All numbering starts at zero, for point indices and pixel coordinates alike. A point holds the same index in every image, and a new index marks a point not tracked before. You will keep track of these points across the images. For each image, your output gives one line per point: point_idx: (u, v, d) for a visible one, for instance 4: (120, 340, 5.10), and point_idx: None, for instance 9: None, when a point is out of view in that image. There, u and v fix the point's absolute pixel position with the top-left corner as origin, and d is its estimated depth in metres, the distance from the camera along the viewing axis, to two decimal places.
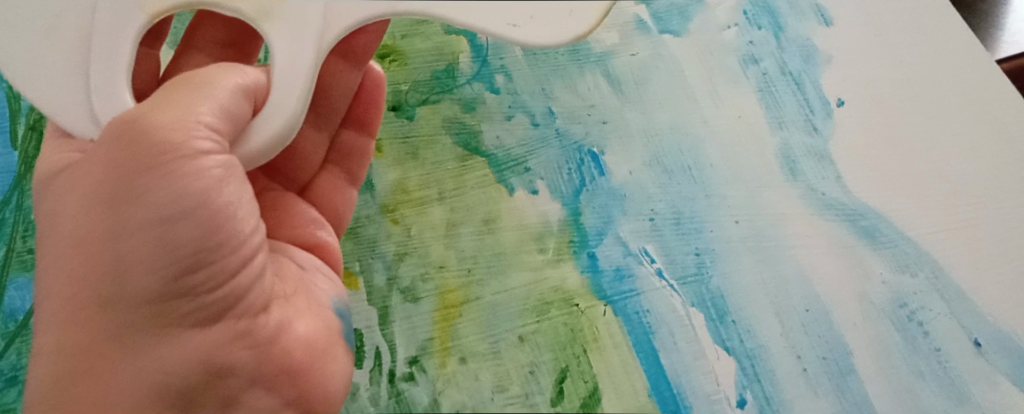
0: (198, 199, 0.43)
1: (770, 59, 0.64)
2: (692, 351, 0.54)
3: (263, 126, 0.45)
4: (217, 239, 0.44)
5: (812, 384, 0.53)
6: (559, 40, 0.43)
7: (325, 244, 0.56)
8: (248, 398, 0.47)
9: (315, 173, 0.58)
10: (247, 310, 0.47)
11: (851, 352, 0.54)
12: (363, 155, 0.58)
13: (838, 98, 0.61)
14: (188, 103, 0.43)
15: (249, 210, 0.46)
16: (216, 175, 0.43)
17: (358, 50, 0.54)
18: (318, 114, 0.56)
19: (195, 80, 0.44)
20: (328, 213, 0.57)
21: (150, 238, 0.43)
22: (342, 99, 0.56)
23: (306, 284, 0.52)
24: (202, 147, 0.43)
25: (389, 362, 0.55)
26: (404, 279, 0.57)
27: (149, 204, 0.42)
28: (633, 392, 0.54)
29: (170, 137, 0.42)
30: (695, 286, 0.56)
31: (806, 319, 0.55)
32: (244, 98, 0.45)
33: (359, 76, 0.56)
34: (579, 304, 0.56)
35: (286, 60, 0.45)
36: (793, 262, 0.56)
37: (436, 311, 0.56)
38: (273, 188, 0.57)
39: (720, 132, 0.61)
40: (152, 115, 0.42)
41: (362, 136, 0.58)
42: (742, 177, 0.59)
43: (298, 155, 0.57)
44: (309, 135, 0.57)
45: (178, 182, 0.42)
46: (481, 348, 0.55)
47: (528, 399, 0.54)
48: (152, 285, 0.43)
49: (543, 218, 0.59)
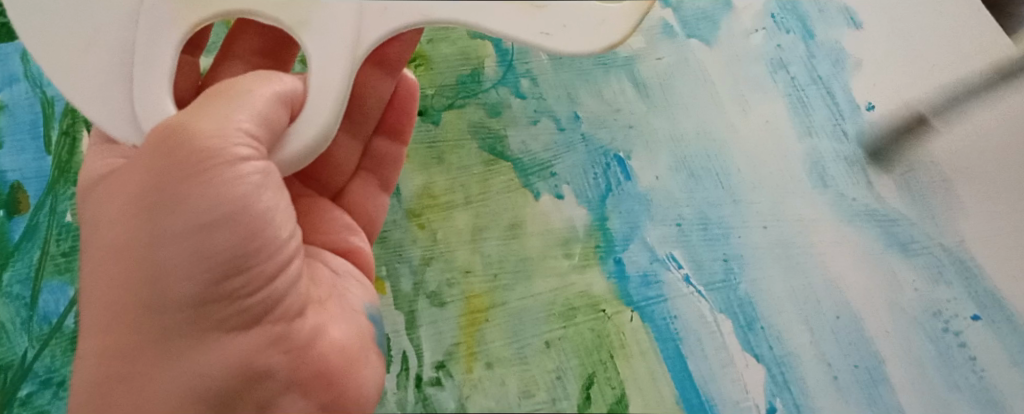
0: (235, 207, 0.43)
1: (798, 64, 0.61)
2: (720, 358, 0.54)
3: (298, 135, 0.45)
4: (256, 246, 0.44)
5: (842, 392, 0.53)
6: (588, 49, 0.43)
7: (359, 249, 0.56)
8: (285, 401, 0.48)
9: (348, 178, 0.57)
10: (283, 315, 0.47)
11: (883, 361, 0.53)
12: (394, 161, 0.57)
13: (868, 102, 0.59)
14: (227, 111, 0.43)
15: (285, 215, 0.46)
16: (254, 181, 0.43)
17: (393, 59, 0.53)
18: (353, 122, 0.55)
19: (232, 88, 0.44)
20: (360, 219, 0.57)
21: (189, 244, 0.43)
22: (376, 106, 0.55)
23: (339, 289, 0.52)
24: (240, 154, 0.43)
25: (417, 366, 0.57)
26: (430, 284, 0.58)
27: (189, 211, 0.42)
28: (661, 400, 0.55)
29: (211, 144, 0.42)
30: (722, 293, 0.55)
31: (836, 326, 0.54)
32: (280, 106, 0.44)
33: (392, 85, 0.54)
34: (605, 310, 0.56)
35: (320, 74, 0.45)
36: (822, 270, 0.55)
37: (463, 316, 0.57)
38: (307, 194, 0.56)
39: (748, 138, 0.60)
40: (194, 123, 0.42)
41: (395, 144, 0.57)
42: (768, 184, 0.58)
43: (333, 161, 0.55)
44: (343, 142, 0.55)
45: (217, 190, 0.42)
46: (507, 353, 0.57)
47: (554, 404, 0.56)
48: (191, 291, 0.44)
49: (569, 223, 0.59)
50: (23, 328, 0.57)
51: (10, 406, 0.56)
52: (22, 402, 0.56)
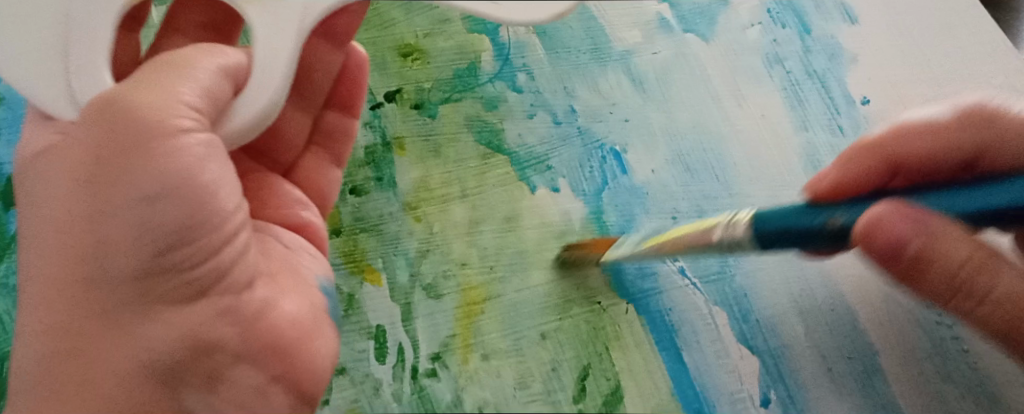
0: (177, 179, 0.43)
1: (795, 58, 0.63)
2: (715, 350, 0.54)
3: (243, 108, 0.45)
4: (199, 218, 0.44)
5: (837, 384, 0.53)
6: (533, 18, 0.40)
7: (311, 224, 0.57)
8: (234, 374, 0.47)
9: (300, 153, 0.59)
10: (230, 287, 0.47)
11: (878, 353, 0.54)
12: (346, 134, 0.59)
13: (864, 96, 0.61)
14: (170, 84, 0.43)
15: (233, 188, 0.46)
16: (197, 153, 0.43)
17: (339, 30, 0.54)
18: (301, 97, 0.58)
19: (177, 61, 0.44)
20: (313, 193, 0.59)
21: (133, 217, 0.43)
22: (323, 80, 0.57)
23: (290, 262, 0.54)
24: (183, 126, 0.43)
25: (413, 357, 0.55)
26: (426, 276, 0.57)
27: (131, 185, 0.43)
28: (656, 392, 0.53)
29: (152, 116, 0.42)
30: (718, 285, 0.56)
31: (830, 317, 0.55)
32: (224, 78, 0.45)
33: (340, 59, 0.56)
34: (600, 302, 0.56)
35: (268, 42, 0.45)
36: (817, 262, 0.57)
37: (459, 308, 0.56)
38: (257, 170, 0.58)
39: (744, 131, 0.61)
40: (133, 95, 0.43)
41: (345, 118, 0.59)
42: (765, 177, 0.59)
43: (283, 136, 0.58)
44: (290, 116, 0.58)
45: (157, 162, 0.42)
46: (502, 345, 0.55)
47: (549, 396, 0.53)
48: (136, 264, 0.44)
49: (565, 216, 0.59)
50: None
51: None
52: None
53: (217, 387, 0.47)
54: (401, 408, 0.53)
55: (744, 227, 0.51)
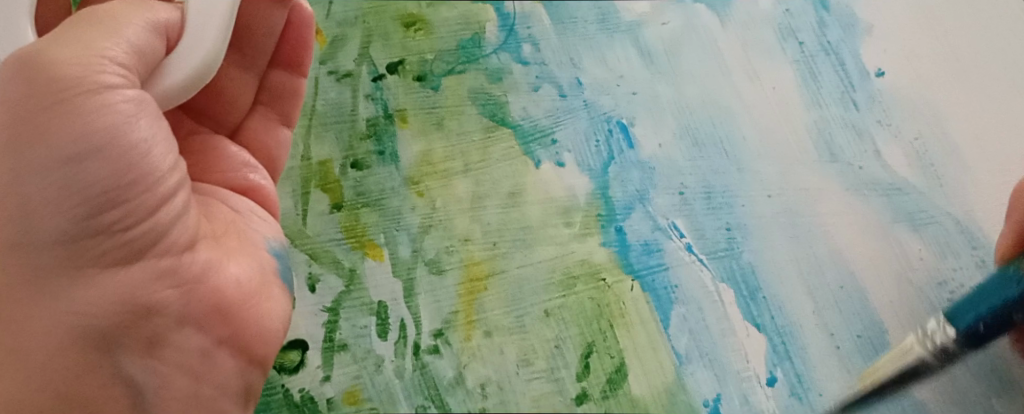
0: (105, 136, 0.39)
1: (809, 31, 0.59)
2: (721, 328, 0.53)
3: (174, 67, 0.42)
4: (132, 177, 0.40)
5: (844, 364, 0.50)
6: None
7: (258, 188, 0.53)
8: (179, 338, 0.44)
9: (245, 114, 0.53)
10: (169, 249, 0.44)
11: (887, 331, 0.50)
12: (294, 96, 0.55)
13: (878, 68, 0.56)
14: (91, 38, 0.39)
15: (166, 146, 0.42)
16: (125, 111, 0.39)
17: None
18: (244, 55, 0.52)
19: (96, 15, 0.40)
20: (261, 157, 0.54)
21: (56, 177, 0.39)
22: (268, 38, 0.51)
23: (238, 225, 0.50)
24: (108, 82, 0.39)
25: (415, 334, 0.56)
26: (428, 251, 0.57)
27: (53, 139, 0.39)
28: (660, 369, 0.53)
29: (73, 72, 0.38)
30: (725, 261, 0.54)
31: (839, 296, 0.51)
32: (156, 38, 0.41)
33: (285, 15, 0.51)
34: (605, 279, 0.56)
35: (200, 8, 0.42)
36: (827, 240, 0.53)
37: (461, 284, 0.57)
38: (200, 132, 0.52)
39: (756, 104, 0.58)
40: (52, 50, 0.38)
41: (292, 77, 0.54)
42: (778, 151, 0.56)
43: (225, 96, 0.52)
44: (235, 76, 0.52)
45: (85, 119, 0.38)
46: (506, 322, 0.56)
47: (553, 373, 0.54)
48: (61, 226, 0.40)
49: (570, 192, 0.58)
50: None
51: None
52: None
53: (160, 353, 0.44)
54: (403, 384, 0.55)
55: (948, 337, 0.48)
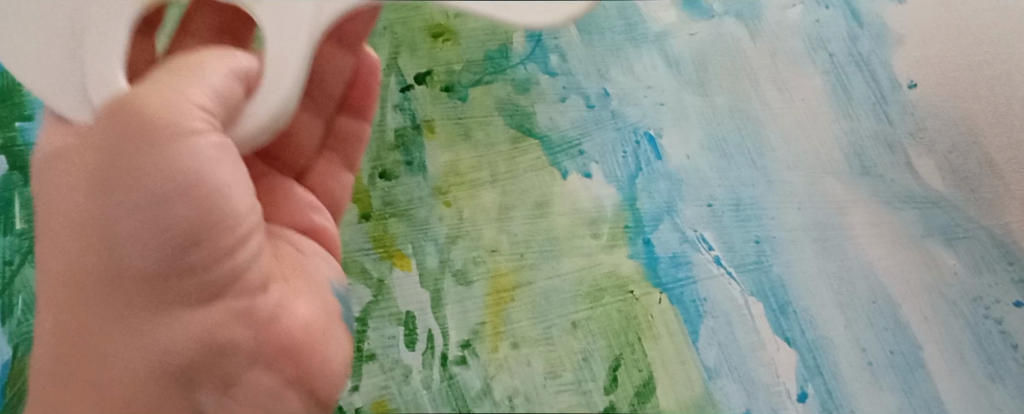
0: (188, 176, 0.39)
1: (839, 41, 0.56)
2: (750, 341, 0.53)
3: (254, 112, 0.41)
4: (211, 221, 0.40)
5: (877, 378, 0.51)
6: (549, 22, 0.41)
7: (321, 229, 0.52)
8: (248, 378, 0.43)
9: (312, 158, 0.52)
10: (245, 290, 0.42)
11: (921, 347, 0.50)
12: (360, 141, 0.53)
13: (910, 80, 0.53)
14: (179, 85, 0.39)
15: (246, 188, 0.41)
16: (209, 155, 0.39)
17: (354, 34, 0.48)
18: (313, 102, 0.50)
19: (187, 63, 0.41)
20: (325, 199, 0.53)
21: (143, 219, 0.39)
22: (337, 86, 0.51)
23: (304, 265, 0.49)
24: (193, 127, 0.39)
25: (442, 345, 0.57)
26: (455, 262, 0.58)
27: (139, 179, 0.39)
28: (688, 382, 0.54)
29: (162, 117, 0.39)
30: (754, 274, 0.54)
31: (872, 311, 0.51)
32: (236, 81, 0.41)
33: (354, 62, 0.50)
34: (633, 292, 0.56)
35: (274, 48, 0.40)
36: (858, 254, 0.52)
37: (488, 295, 0.57)
38: (269, 175, 0.51)
39: (786, 115, 0.55)
40: (144, 97, 0.39)
41: (360, 121, 0.53)
42: (807, 161, 0.54)
43: (293, 141, 0.51)
44: (303, 121, 0.51)
45: (170, 164, 0.39)
46: (533, 333, 0.57)
47: (580, 386, 0.56)
48: (147, 266, 0.40)
49: (596, 203, 0.57)
50: None
51: None
52: None
53: (232, 391, 0.43)
54: (430, 393, 0.57)
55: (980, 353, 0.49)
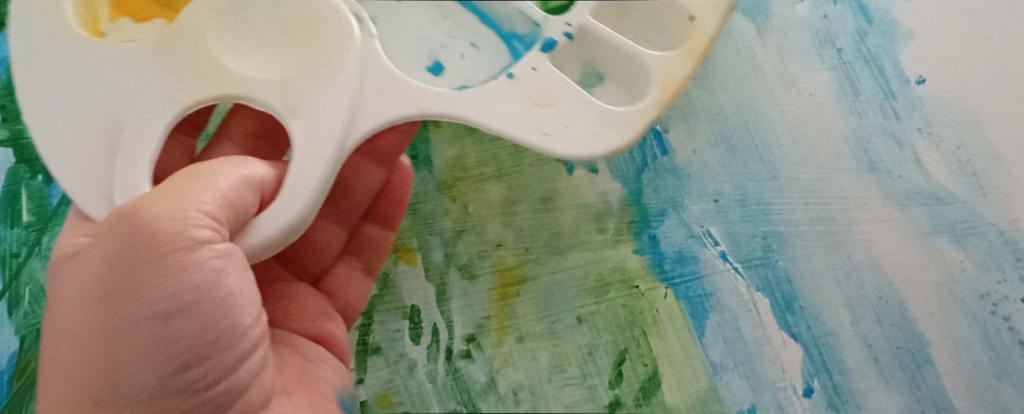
0: (195, 291, 0.41)
1: (847, 36, 0.55)
2: (756, 337, 0.53)
3: (264, 222, 0.44)
4: (216, 333, 0.42)
5: (884, 374, 0.50)
6: (588, 151, 0.45)
7: (332, 337, 0.54)
8: None
9: (330, 264, 0.56)
10: (245, 408, 0.44)
11: (928, 343, 0.50)
12: (381, 248, 0.57)
13: (919, 75, 0.53)
14: (187, 192, 0.41)
15: (250, 298, 0.43)
16: (216, 265, 0.41)
17: (386, 149, 0.52)
18: (339, 207, 0.54)
19: (196, 170, 0.43)
20: (340, 302, 0.56)
21: (147, 336, 0.41)
22: (364, 197, 0.54)
23: (311, 370, 0.51)
24: (201, 236, 0.41)
25: (447, 339, 0.59)
26: (460, 256, 0.59)
27: (145, 300, 0.40)
28: (694, 378, 0.54)
29: (170, 227, 0.40)
30: (760, 270, 0.53)
31: (879, 307, 0.51)
32: (246, 189, 0.43)
33: (383, 175, 0.54)
34: (639, 287, 0.56)
35: (299, 161, 0.44)
36: (865, 250, 0.52)
37: (492, 290, 0.58)
38: (285, 278, 0.55)
39: (793, 111, 0.55)
40: (150, 206, 0.41)
41: (385, 231, 0.57)
42: (813, 157, 0.53)
43: (314, 249, 0.55)
44: (327, 228, 0.54)
45: (177, 275, 0.40)
46: (537, 328, 0.58)
47: (585, 380, 0.57)
48: (148, 385, 0.41)
49: (603, 197, 0.57)
50: None
51: None
52: None
53: None
54: (436, 387, 0.59)
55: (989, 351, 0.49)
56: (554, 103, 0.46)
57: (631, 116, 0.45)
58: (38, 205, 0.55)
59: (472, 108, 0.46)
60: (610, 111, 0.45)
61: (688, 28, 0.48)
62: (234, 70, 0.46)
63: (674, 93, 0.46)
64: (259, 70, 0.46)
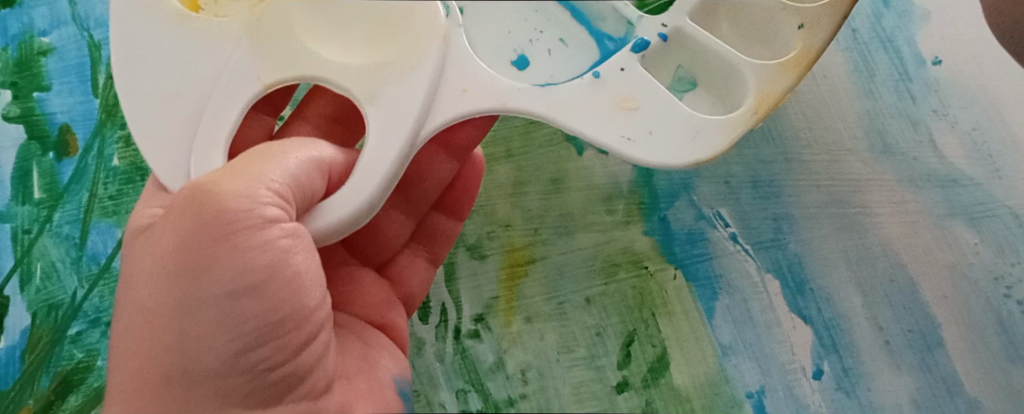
0: (265, 271, 0.40)
1: (862, 18, 0.55)
2: (766, 319, 0.52)
3: (331, 208, 0.44)
4: (283, 313, 0.41)
5: (895, 358, 0.50)
6: (676, 160, 0.46)
7: (393, 325, 0.54)
8: None
9: (396, 251, 0.55)
10: (308, 392, 0.44)
11: (940, 326, 0.49)
12: (446, 239, 0.57)
13: (934, 56, 0.52)
14: (258, 170, 0.41)
15: (317, 279, 0.43)
16: (284, 245, 0.41)
17: (460, 143, 0.52)
18: (409, 199, 0.54)
19: (266, 150, 0.43)
20: (400, 291, 0.56)
21: (215, 314, 0.40)
22: (436, 187, 0.54)
23: (369, 358, 0.50)
24: (269, 216, 0.40)
25: (455, 319, 0.59)
26: (470, 236, 0.60)
27: (218, 277, 0.39)
28: (703, 359, 0.53)
29: (240, 205, 0.40)
30: (770, 252, 0.53)
31: (890, 290, 0.50)
32: (315, 170, 0.43)
33: (455, 168, 0.53)
34: (648, 267, 0.56)
35: (375, 150, 0.45)
36: (877, 233, 0.51)
37: (502, 269, 0.59)
38: (349, 263, 0.54)
39: (807, 93, 0.54)
40: (222, 184, 0.40)
41: (451, 222, 0.57)
42: (825, 140, 0.53)
43: (381, 235, 0.54)
44: (395, 218, 0.54)
45: (247, 254, 0.40)
46: (547, 308, 0.57)
47: (594, 361, 0.56)
48: (215, 363, 0.40)
49: (613, 179, 0.57)
50: (72, 268, 0.54)
51: (59, 345, 0.53)
52: (71, 340, 0.53)
53: None
54: (444, 366, 0.58)
55: (1002, 336, 0.48)
56: (638, 108, 0.48)
57: (721, 128, 0.47)
58: (49, 182, 0.55)
59: (556, 106, 0.48)
60: (697, 119, 0.47)
61: (795, 36, 0.49)
62: (322, 56, 0.47)
63: (769, 106, 0.47)
64: (342, 56, 0.47)
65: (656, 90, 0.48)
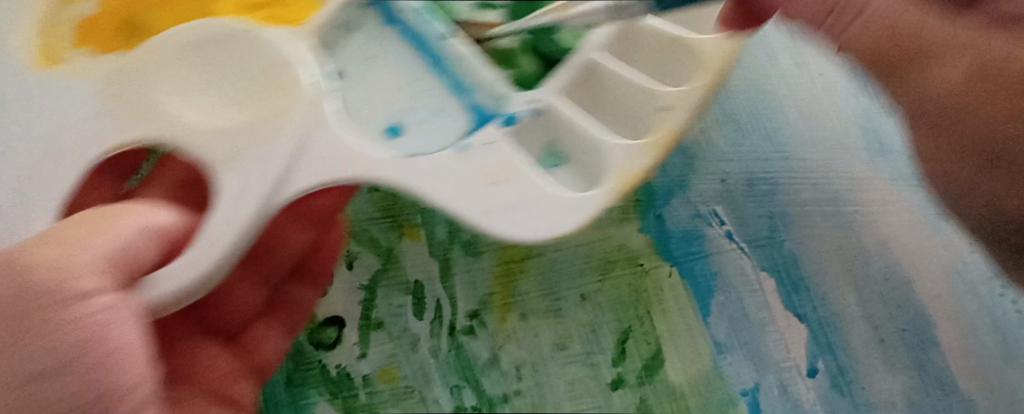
0: (74, 350, 0.36)
1: None
2: (761, 317, 0.52)
3: (162, 282, 0.40)
4: (95, 395, 0.37)
5: (890, 356, 0.50)
6: (535, 235, 0.44)
7: (239, 398, 0.52)
8: None
9: (246, 320, 0.54)
10: None
11: (935, 326, 0.50)
12: (302, 311, 0.54)
13: None
14: (80, 241, 0.37)
15: (139, 357, 0.38)
16: (101, 321, 0.37)
17: (320, 210, 0.52)
18: (259, 269, 0.53)
19: (94, 219, 0.39)
20: (253, 360, 0.53)
21: (15, 395, 0.36)
22: (288, 257, 0.54)
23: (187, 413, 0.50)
24: (82, 292, 0.36)
25: (450, 315, 0.55)
26: (465, 233, 0.56)
27: (23, 360, 0.36)
28: (697, 356, 0.53)
29: (47, 277, 0.36)
30: (766, 249, 0.53)
31: (885, 289, 0.51)
32: (145, 240, 0.40)
33: (310, 236, 0.53)
34: (643, 264, 0.55)
35: (216, 227, 0.41)
36: (872, 231, 0.53)
37: (497, 266, 0.56)
38: (184, 337, 0.53)
39: (804, 94, 0.57)
40: (34, 252, 0.36)
41: (309, 293, 0.54)
42: (823, 138, 0.55)
43: (230, 304, 0.53)
44: (243, 288, 0.53)
45: (51, 334, 0.36)
46: (542, 306, 0.55)
47: (589, 358, 0.54)
48: None
49: None
50: None
51: None
52: None
53: None
54: (438, 362, 0.54)
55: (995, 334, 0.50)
56: (506, 181, 0.45)
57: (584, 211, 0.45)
58: None
59: (410, 176, 0.45)
60: (570, 198, 0.45)
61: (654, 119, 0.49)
62: (180, 116, 0.44)
63: (629, 185, 0.47)
64: (200, 117, 0.44)
65: (525, 165, 0.46)
